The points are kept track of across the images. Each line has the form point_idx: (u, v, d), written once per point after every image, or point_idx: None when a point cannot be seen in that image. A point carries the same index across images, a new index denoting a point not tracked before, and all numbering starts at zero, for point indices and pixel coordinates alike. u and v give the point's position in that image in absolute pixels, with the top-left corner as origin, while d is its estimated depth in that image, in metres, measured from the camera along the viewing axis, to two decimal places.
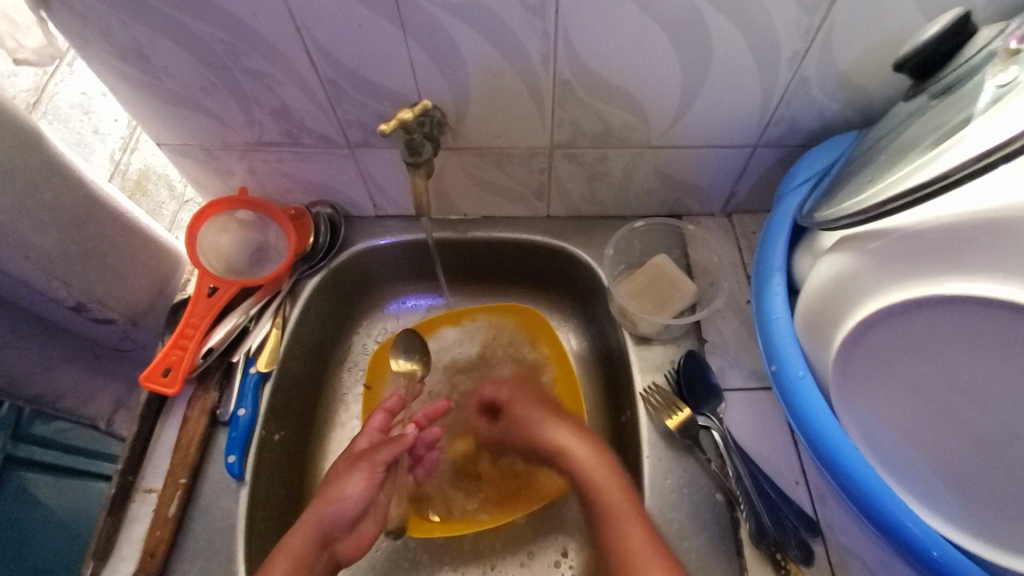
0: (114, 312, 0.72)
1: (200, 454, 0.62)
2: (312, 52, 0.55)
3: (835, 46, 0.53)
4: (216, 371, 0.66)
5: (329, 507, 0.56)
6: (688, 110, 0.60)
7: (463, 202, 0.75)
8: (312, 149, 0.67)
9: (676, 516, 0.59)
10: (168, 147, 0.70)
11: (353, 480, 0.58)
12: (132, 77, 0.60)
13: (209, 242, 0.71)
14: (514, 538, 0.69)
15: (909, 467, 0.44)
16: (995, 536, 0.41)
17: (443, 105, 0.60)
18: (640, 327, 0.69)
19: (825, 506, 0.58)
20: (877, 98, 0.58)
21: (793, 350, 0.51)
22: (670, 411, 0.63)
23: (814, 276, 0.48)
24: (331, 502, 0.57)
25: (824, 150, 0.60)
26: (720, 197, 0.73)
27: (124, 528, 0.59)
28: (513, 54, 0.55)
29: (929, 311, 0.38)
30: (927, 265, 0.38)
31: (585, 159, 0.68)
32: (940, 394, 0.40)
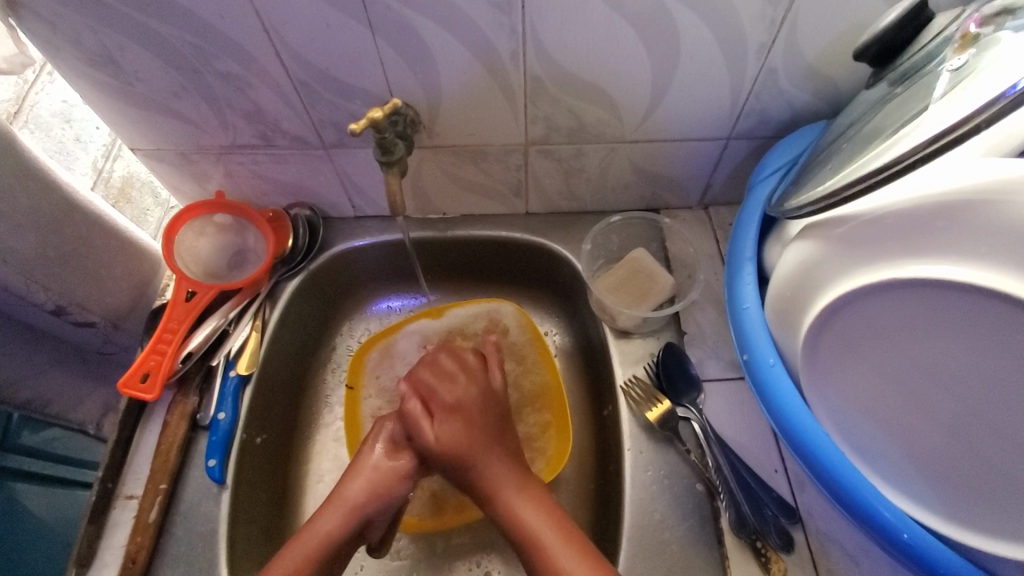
0: (94, 316, 0.72)
1: (181, 459, 0.62)
2: (282, 53, 0.55)
3: (800, 37, 0.54)
4: (196, 375, 0.66)
5: (374, 498, 0.57)
6: (659, 103, 0.61)
7: (441, 201, 0.75)
8: (288, 151, 0.67)
9: (657, 508, 0.60)
10: (143, 153, 0.70)
11: (401, 475, 0.58)
12: (103, 83, 0.60)
13: (186, 246, 0.70)
14: (498, 533, 0.69)
15: (878, 451, 0.45)
16: (963, 516, 0.42)
17: (416, 103, 0.61)
18: (619, 320, 0.69)
19: (803, 492, 0.59)
20: (844, 87, 0.59)
21: (764, 339, 0.52)
22: (650, 403, 0.63)
23: (781, 264, 0.48)
24: (369, 490, 0.57)
25: (793, 142, 0.61)
26: (697, 189, 0.74)
27: (105, 535, 0.59)
28: (482, 51, 0.55)
29: (891, 294, 0.38)
30: (887, 249, 0.38)
31: (561, 154, 0.68)
32: (905, 376, 0.41)
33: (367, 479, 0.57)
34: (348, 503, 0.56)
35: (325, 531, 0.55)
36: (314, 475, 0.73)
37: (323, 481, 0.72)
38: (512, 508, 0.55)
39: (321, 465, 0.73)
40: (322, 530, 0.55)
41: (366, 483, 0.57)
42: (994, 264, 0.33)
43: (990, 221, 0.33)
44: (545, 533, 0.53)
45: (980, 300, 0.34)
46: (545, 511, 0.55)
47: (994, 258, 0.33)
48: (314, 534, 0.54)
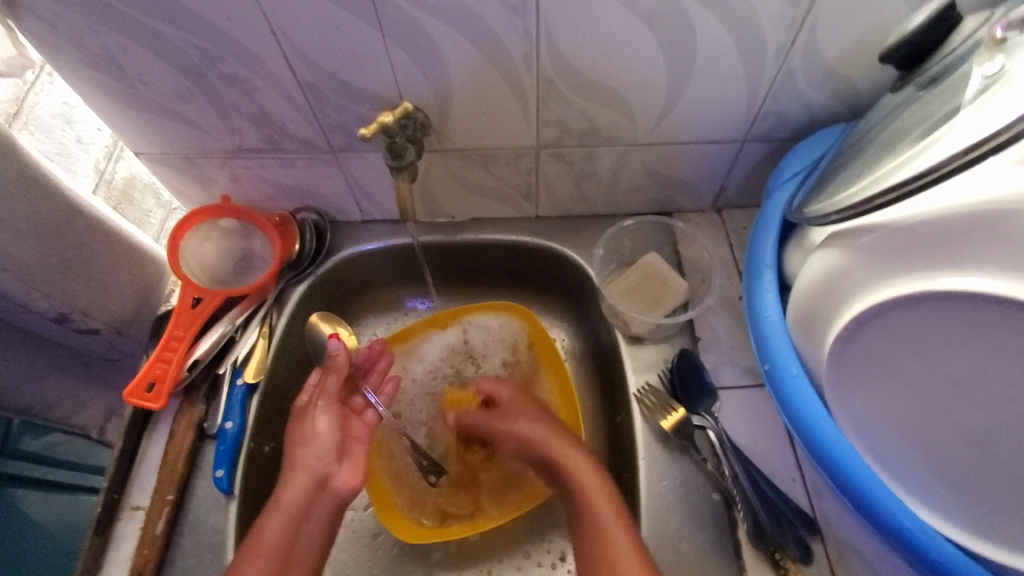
0: (98, 323, 0.70)
1: (188, 469, 0.61)
2: (289, 55, 0.54)
3: (820, 38, 0.52)
4: (203, 383, 0.65)
5: (310, 448, 0.59)
6: (674, 106, 0.59)
7: (450, 205, 0.74)
8: (295, 155, 0.66)
9: (673, 517, 0.59)
10: (147, 157, 0.68)
11: (321, 420, 0.61)
12: (107, 86, 0.59)
13: (192, 251, 0.69)
14: (510, 541, 0.68)
15: (904, 464, 0.44)
16: (992, 532, 0.41)
17: (426, 106, 0.59)
18: (632, 326, 0.68)
19: (822, 502, 0.58)
20: (864, 89, 0.58)
21: (785, 348, 0.50)
22: (665, 411, 0.62)
23: (804, 272, 0.47)
24: (306, 446, 0.59)
25: (812, 145, 0.60)
26: (710, 192, 0.73)
27: (112, 546, 0.58)
28: (495, 54, 0.54)
29: (919, 307, 0.37)
30: (916, 259, 0.37)
31: (572, 158, 0.67)
32: (933, 390, 0.40)
33: (301, 445, 0.60)
34: (294, 467, 0.58)
35: (292, 497, 0.56)
36: None
37: None
38: (588, 492, 0.58)
39: None
40: (286, 500, 0.56)
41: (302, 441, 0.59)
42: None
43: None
44: (603, 504, 0.57)
45: (1014, 313, 0.33)
46: (610, 495, 0.58)
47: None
48: (279, 509, 0.55)
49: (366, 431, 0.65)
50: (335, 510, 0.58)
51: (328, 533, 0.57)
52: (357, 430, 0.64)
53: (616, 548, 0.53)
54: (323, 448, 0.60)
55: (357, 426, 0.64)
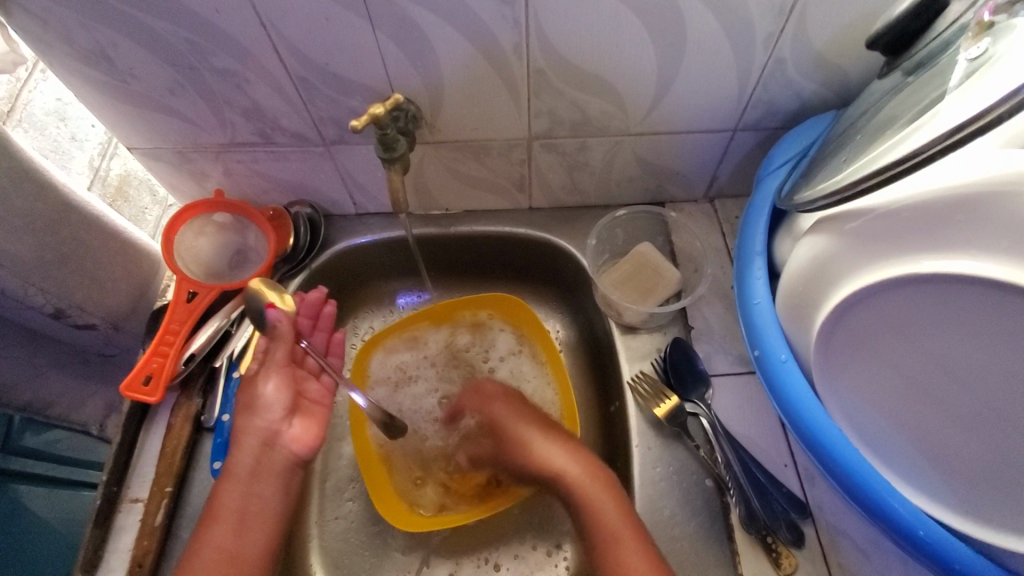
0: (94, 318, 0.71)
1: (186, 461, 0.62)
2: (279, 47, 0.54)
3: (809, 25, 0.52)
4: (199, 377, 0.65)
5: (254, 413, 0.56)
6: (664, 95, 0.60)
7: (443, 197, 0.74)
8: (287, 148, 0.66)
9: (666, 504, 0.59)
10: (140, 152, 0.68)
11: (266, 385, 0.58)
12: (98, 81, 0.59)
13: (186, 246, 0.69)
14: (507, 530, 0.69)
15: (892, 447, 0.44)
16: (977, 512, 0.41)
17: (417, 98, 0.59)
18: (625, 316, 0.68)
19: (814, 487, 0.58)
20: (854, 76, 0.58)
21: (775, 335, 0.51)
22: (658, 399, 0.62)
23: (793, 259, 0.47)
24: (252, 409, 0.57)
25: (801, 133, 0.60)
26: (702, 182, 0.73)
27: (112, 538, 0.58)
28: (485, 44, 0.54)
29: (905, 290, 0.38)
30: (901, 243, 0.37)
31: (565, 148, 0.67)
32: (920, 372, 0.40)
33: (246, 407, 0.57)
34: (242, 430, 0.56)
35: (243, 460, 0.55)
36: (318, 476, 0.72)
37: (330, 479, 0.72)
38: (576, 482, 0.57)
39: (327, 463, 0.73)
40: (239, 464, 0.54)
41: (246, 405, 0.57)
42: (1013, 258, 0.32)
43: (1012, 213, 0.32)
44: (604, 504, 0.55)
45: (1000, 294, 0.34)
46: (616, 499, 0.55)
47: (1013, 251, 0.32)
48: (231, 474, 0.54)
49: (324, 394, 0.64)
50: (289, 467, 0.57)
51: (288, 490, 0.56)
52: (310, 390, 0.63)
53: (604, 516, 0.54)
54: (271, 410, 0.57)
55: (309, 387, 0.63)
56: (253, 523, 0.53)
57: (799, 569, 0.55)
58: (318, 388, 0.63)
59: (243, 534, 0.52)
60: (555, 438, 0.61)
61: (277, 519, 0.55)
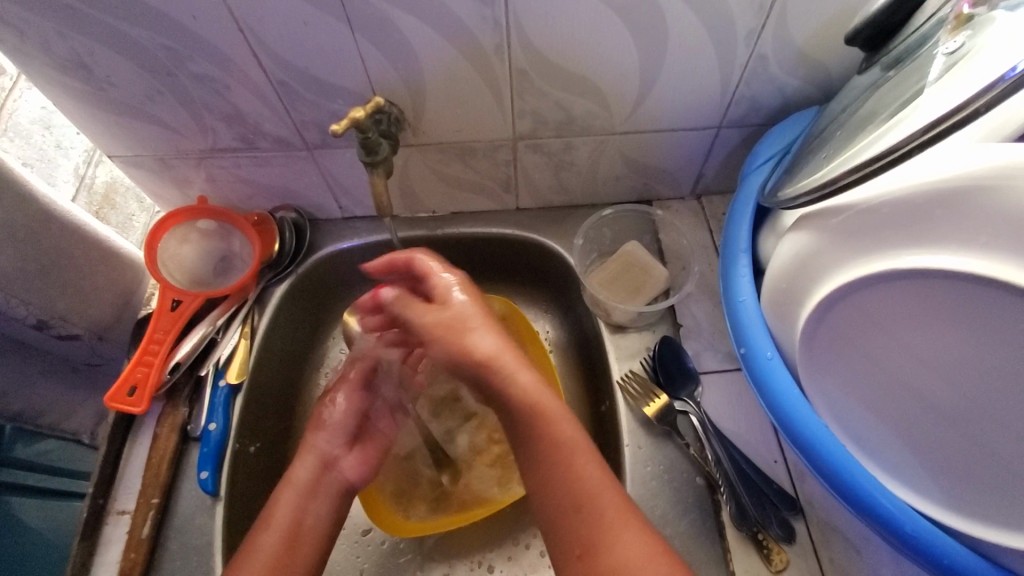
0: (77, 328, 0.70)
1: (172, 472, 0.61)
2: (258, 52, 0.53)
3: (790, 22, 0.52)
4: (185, 386, 0.65)
5: (329, 426, 0.58)
6: (648, 94, 0.59)
7: (429, 199, 0.74)
8: (270, 153, 0.65)
9: (658, 503, 0.59)
10: (120, 160, 0.68)
11: (341, 404, 0.59)
12: (76, 89, 0.58)
13: (170, 253, 0.69)
14: (500, 532, 0.69)
15: (879, 442, 0.44)
16: (962, 507, 0.41)
17: (399, 101, 0.59)
18: (614, 316, 0.68)
19: (804, 483, 0.58)
20: (836, 72, 0.58)
21: (761, 332, 0.50)
22: (648, 398, 0.62)
23: (776, 256, 0.47)
24: (328, 431, 0.57)
25: (786, 128, 0.60)
26: (689, 179, 0.73)
27: (99, 551, 0.58)
28: (466, 45, 0.54)
29: (887, 285, 0.38)
30: (882, 239, 0.37)
31: (550, 148, 0.67)
32: (903, 367, 0.40)
33: (321, 429, 0.58)
34: (313, 447, 0.56)
35: (302, 473, 0.54)
36: None
37: None
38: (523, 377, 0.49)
39: None
40: (297, 475, 0.54)
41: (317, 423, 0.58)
42: (993, 253, 0.32)
43: (991, 208, 0.32)
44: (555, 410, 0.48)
45: (981, 289, 0.33)
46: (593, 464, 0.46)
47: (993, 246, 0.32)
48: (290, 484, 0.53)
49: (389, 427, 0.63)
50: (344, 491, 0.56)
51: (339, 510, 0.54)
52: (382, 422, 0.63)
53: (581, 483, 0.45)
54: (341, 433, 0.58)
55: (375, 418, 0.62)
56: (302, 534, 0.51)
57: (791, 565, 0.55)
58: (387, 418, 0.64)
59: (291, 552, 0.50)
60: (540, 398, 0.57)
61: (327, 537, 0.52)
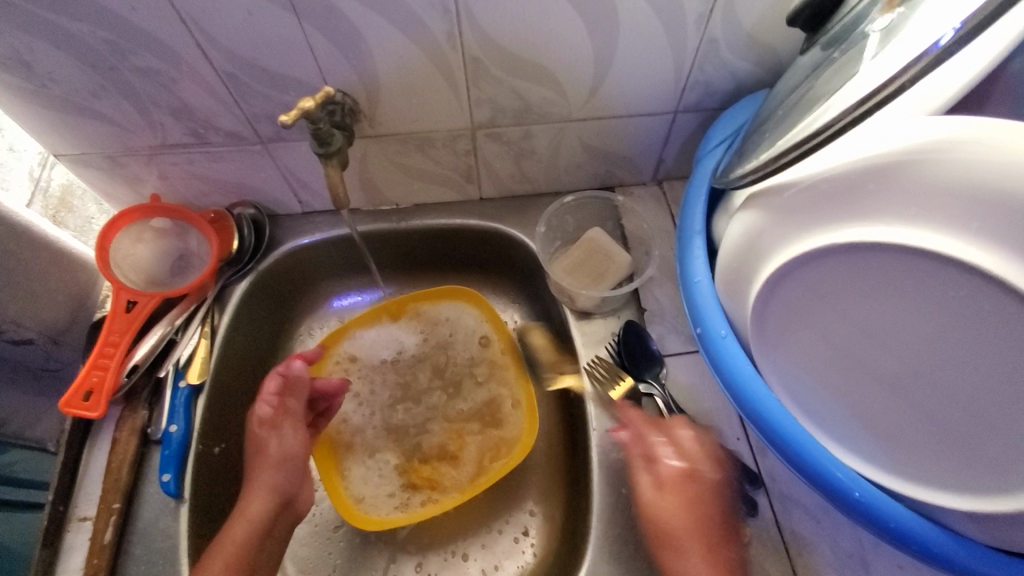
0: (31, 333, 0.67)
1: (134, 476, 0.60)
2: (203, 43, 0.52)
3: (737, 5, 0.53)
4: (144, 389, 0.63)
5: (282, 445, 0.59)
6: (604, 79, 0.60)
7: (391, 191, 0.73)
8: (223, 148, 0.64)
9: (625, 484, 0.60)
10: (66, 159, 0.65)
11: (281, 433, 0.60)
12: (13, 86, 0.55)
13: (122, 254, 0.67)
14: (473, 520, 0.69)
15: (827, 414, 0.45)
16: (907, 472, 0.42)
17: (353, 92, 0.58)
18: (579, 302, 0.69)
19: (765, 458, 0.60)
20: (785, 55, 0.60)
21: (715, 310, 0.51)
22: (614, 383, 0.64)
23: (727, 235, 0.48)
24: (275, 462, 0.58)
25: (738, 112, 0.61)
26: (650, 165, 0.74)
27: (61, 559, 0.56)
28: (418, 34, 0.53)
29: (828, 259, 0.38)
30: (821, 213, 0.38)
31: (509, 137, 0.67)
32: (847, 340, 0.41)
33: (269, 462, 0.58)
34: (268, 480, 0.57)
35: (257, 506, 0.55)
36: None
37: None
38: None
39: None
40: (252, 508, 0.55)
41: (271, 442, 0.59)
42: (921, 222, 0.33)
43: (917, 179, 0.33)
44: None
45: (913, 258, 0.34)
46: None
47: (921, 216, 0.33)
48: (245, 517, 0.54)
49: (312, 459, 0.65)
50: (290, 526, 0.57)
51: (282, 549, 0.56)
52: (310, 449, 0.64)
53: None
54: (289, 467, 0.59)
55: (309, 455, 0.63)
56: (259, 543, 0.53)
57: (754, 538, 0.56)
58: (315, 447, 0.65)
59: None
60: (712, 557, 0.53)
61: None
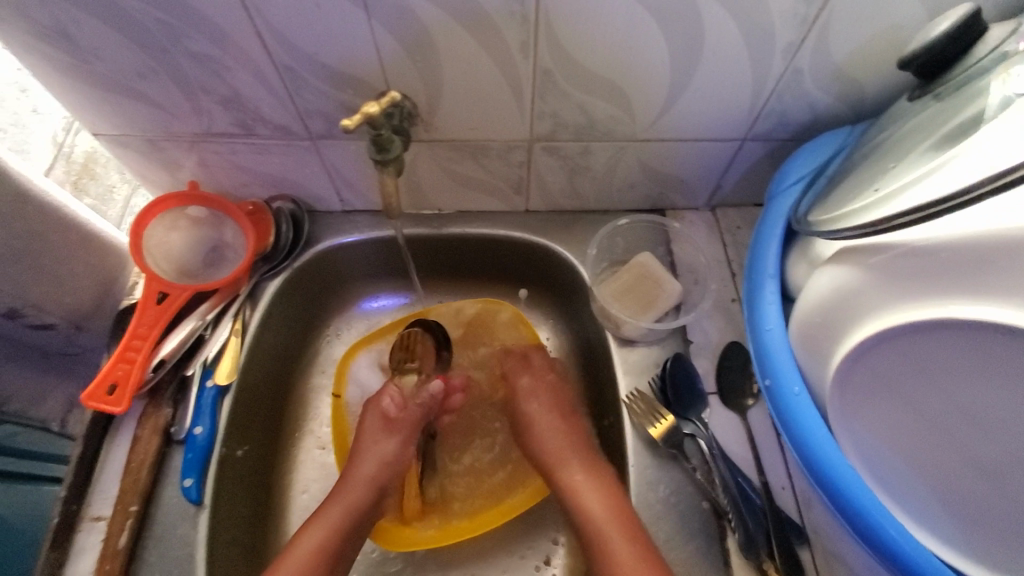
0: (54, 316, 0.65)
1: (153, 478, 0.57)
2: (263, 33, 0.49)
3: (832, 34, 0.50)
4: (169, 385, 0.61)
5: (375, 462, 0.62)
6: (676, 102, 0.57)
7: (436, 196, 0.70)
8: (269, 141, 0.61)
9: (662, 527, 0.57)
10: (105, 138, 0.63)
11: (374, 454, 0.62)
12: (58, 61, 0.53)
13: (156, 241, 0.64)
14: (492, 547, 0.67)
15: (902, 487, 0.45)
16: (967, 547, 0.42)
17: (414, 95, 0.55)
18: (624, 329, 0.66)
19: (810, 511, 0.57)
20: (871, 91, 0.56)
21: (789, 364, 0.52)
22: (653, 418, 0.61)
23: (812, 286, 0.48)
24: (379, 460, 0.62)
25: (818, 148, 0.59)
26: (706, 190, 0.71)
27: (71, 560, 0.54)
28: (489, 39, 0.50)
29: (934, 334, 0.36)
30: (937, 281, 0.36)
31: (567, 152, 0.64)
32: (944, 418, 0.39)
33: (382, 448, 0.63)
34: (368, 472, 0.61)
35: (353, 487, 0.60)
36: (297, 487, 0.68)
37: (308, 491, 0.68)
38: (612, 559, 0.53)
39: (306, 475, 0.69)
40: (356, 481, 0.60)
41: (363, 462, 0.61)
42: None
43: None
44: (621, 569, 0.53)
45: None
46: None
47: None
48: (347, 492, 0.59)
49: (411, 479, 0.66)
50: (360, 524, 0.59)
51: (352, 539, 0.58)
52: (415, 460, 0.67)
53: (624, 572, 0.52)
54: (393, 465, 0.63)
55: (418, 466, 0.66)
56: (349, 541, 0.57)
57: None
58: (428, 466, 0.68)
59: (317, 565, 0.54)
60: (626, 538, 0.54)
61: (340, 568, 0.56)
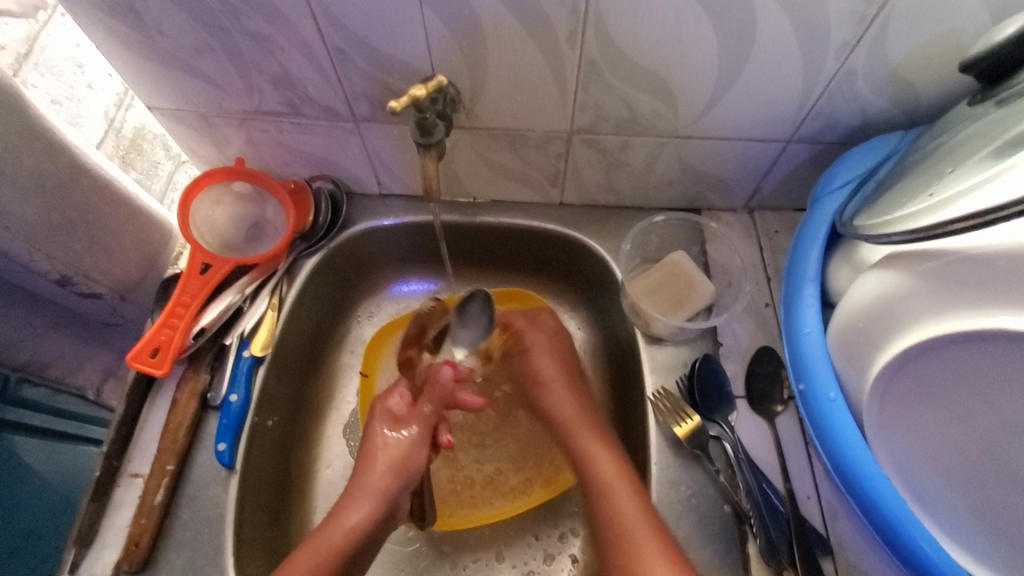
0: (101, 286, 0.68)
1: (189, 440, 0.60)
2: (317, 14, 0.50)
3: (890, 35, 0.48)
4: (208, 353, 0.63)
5: (387, 472, 0.59)
6: (722, 99, 0.56)
7: (472, 184, 0.71)
8: (315, 121, 0.63)
9: (682, 526, 0.57)
10: (160, 113, 0.65)
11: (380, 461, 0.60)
12: (123, 35, 0.55)
13: (203, 215, 0.67)
14: (510, 534, 0.67)
15: (938, 499, 0.44)
16: (1001, 563, 0.42)
17: (459, 81, 0.56)
18: (654, 327, 0.66)
19: (836, 523, 0.56)
20: (925, 97, 0.55)
21: (823, 371, 0.51)
22: (678, 417, 0.60)
23: (855, 290, 0.48)
24: (390, 469, 0.59)
25: (868, 152, 0.58)
26: (745, 192, 0.70)
27: (109, 513, 0.57)
28: (538, 28, 0.50)
29: (981, 344, 0.36)
30: (989, 292, 0.35)
31: (606, 146, 0.63)
32: (988, 431, 0.38)
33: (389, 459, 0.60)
34: (378, 484, 0.58)
35: (368, 496, 0.58)
36: (322, 461, 0.70)
37: (332, 466, 0.70)
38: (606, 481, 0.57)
39: (330, 450, 0.71)
40: (369, 489, 0.58)
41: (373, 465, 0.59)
42: None
43: None
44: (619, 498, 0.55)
45: None
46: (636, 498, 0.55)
47: None
48: (358, 501, 0.57)
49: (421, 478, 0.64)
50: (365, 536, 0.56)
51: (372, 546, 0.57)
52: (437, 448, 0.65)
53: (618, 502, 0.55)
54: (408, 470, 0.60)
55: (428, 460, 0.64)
56: (361, 547, 0.56)
57: None
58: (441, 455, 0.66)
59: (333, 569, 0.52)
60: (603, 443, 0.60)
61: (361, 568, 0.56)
